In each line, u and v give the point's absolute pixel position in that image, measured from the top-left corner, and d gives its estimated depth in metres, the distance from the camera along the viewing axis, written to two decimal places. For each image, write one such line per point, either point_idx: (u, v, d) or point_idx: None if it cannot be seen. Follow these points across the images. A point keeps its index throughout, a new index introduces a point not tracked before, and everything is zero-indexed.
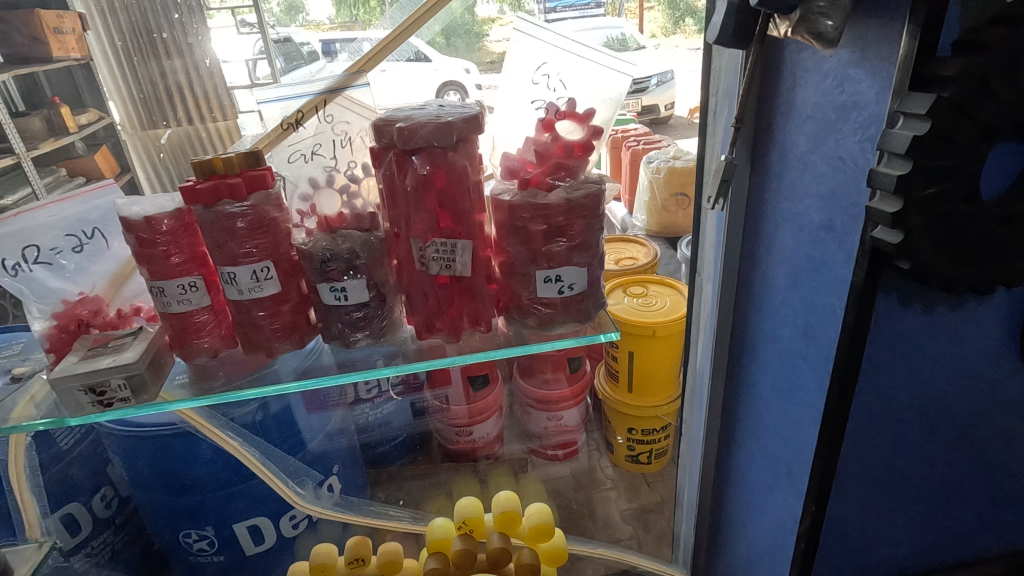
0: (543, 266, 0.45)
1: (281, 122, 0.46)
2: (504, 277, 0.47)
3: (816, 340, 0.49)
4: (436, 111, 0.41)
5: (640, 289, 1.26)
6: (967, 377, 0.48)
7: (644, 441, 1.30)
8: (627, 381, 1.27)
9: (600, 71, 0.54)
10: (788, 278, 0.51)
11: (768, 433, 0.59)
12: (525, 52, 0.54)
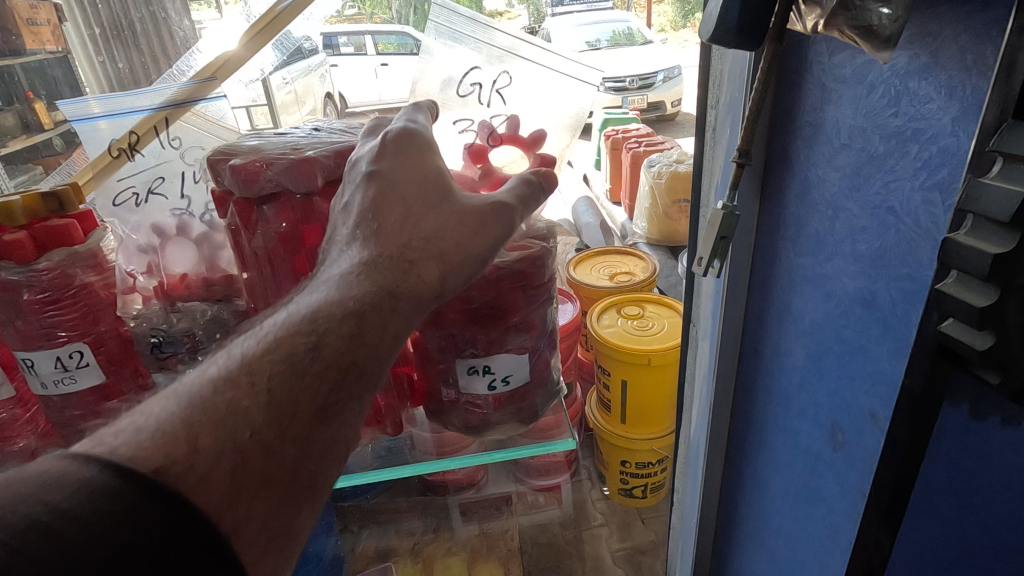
0: (468, 355, 0.40)
1: (111, 152, 0.41)
2: (421, 363, 0.43)
3: (846, 447, 0.36)
4: (293, 144, 0.37)
5: (636, 310, 1.12)
6: None
7: (639, 474, 1.13)
8: (620, 411, 1.09)
9: (551, 82, 0.44)
10: (809, 356, 0.38)
11: (778, 539, 0.46)
12: (453, 57, 0.44)
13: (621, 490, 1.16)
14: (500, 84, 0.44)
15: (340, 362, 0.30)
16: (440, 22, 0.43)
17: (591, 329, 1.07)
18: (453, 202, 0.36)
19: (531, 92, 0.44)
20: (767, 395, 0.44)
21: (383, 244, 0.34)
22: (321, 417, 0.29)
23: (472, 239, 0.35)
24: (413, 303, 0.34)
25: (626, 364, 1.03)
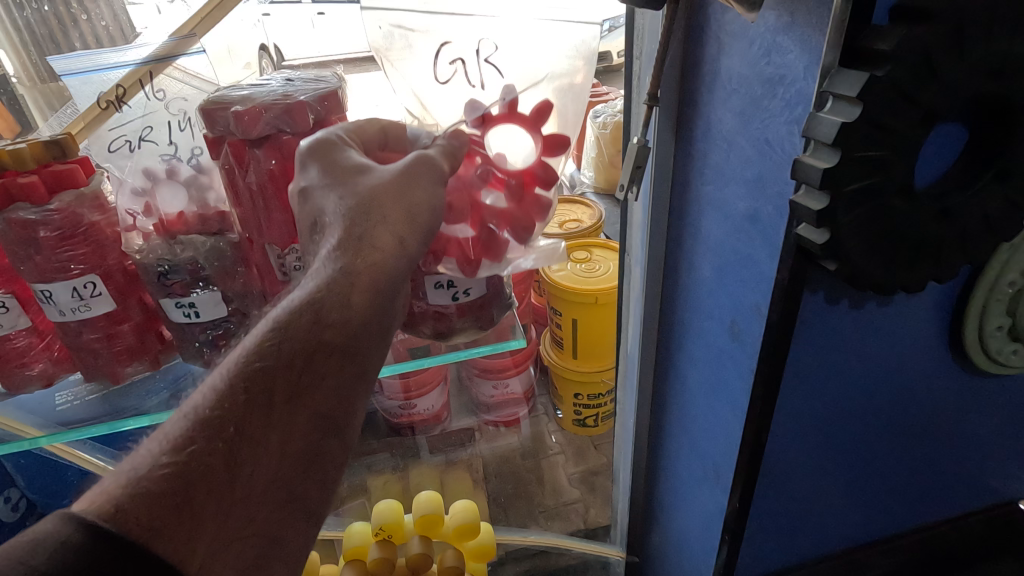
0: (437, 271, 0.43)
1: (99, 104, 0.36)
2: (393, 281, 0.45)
3: (741, 339, 0.45)
4: (281, 89, 0.34)
5: (584, 254, 1.19)
6: (890, 367, 0.46)
7: (590, 405, 1.20)
8: (571, 347, 1.17)
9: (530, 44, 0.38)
10: (715, 268, 0.46)
11: (694, 425, 0.56)
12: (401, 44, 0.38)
13: (574, 420, 1.23)
14: (483, 54, 0.38)
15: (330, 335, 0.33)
16: (380, 17, 0.37)
17: (543, 273, 1.14)
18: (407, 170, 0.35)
19: (521, 56, 0.38)
20: (685, 305, 0.53)
21: (364, 213, 0.35)
22: (287, 418, 0.32)
23: (427, 202, 0.36)
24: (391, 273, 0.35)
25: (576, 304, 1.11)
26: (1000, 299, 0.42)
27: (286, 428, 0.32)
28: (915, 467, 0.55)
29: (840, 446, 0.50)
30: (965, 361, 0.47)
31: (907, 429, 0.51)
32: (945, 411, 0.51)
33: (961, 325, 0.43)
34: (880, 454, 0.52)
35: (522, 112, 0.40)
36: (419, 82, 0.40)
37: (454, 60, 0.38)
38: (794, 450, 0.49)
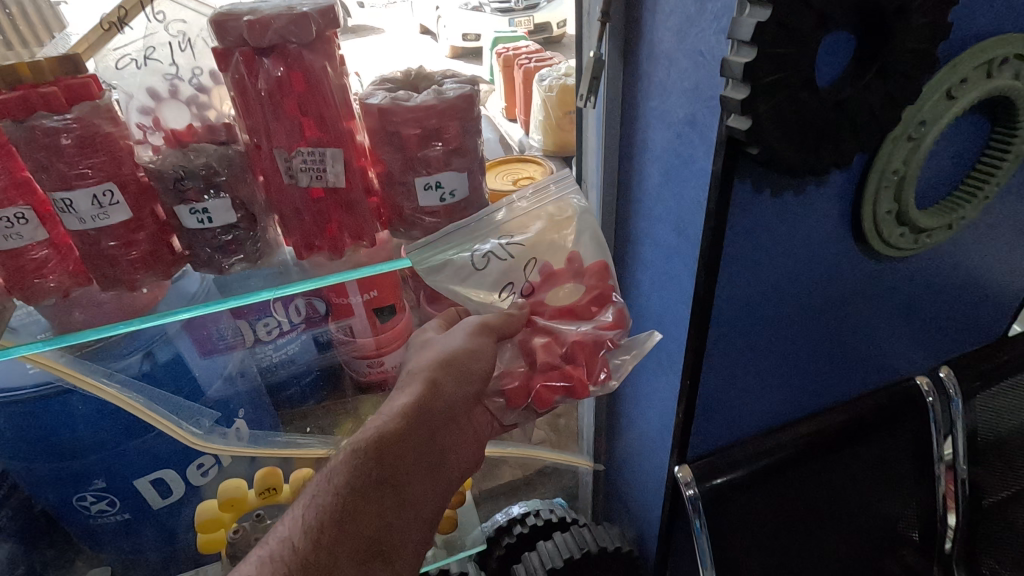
0: (422, 172, 0.44)
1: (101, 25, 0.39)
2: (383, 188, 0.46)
3: (685, 233, 0.53)
4: (286, 4, 0.38)
5: None
6: (806, 252, 0.55)
7: None
8: None
9: (537, 224, 0.49)
10: (662, 175, 0.54)
11: (650, 324, 0.64)
12: (455, 275, 0.47)
13: None
14: (505, 237, 0.47)
15: (397, 463, 0.45)
16: (423, 255, 0.45)
17: None
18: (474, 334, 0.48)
19: (528, 227, 0.48)
20: (638, 216, 0.60)
21: (413, 375, 0.47)
22: (350, 537, 0.42)
23: (475, 362, 0.47)
24: (441, 413, 0.47)
25: None
26: (887, 185, 0.51)
27: (341, 549, 0.42)
28: (831, 346, 0.66)
29: (770, 325, 0.59)
30: (865, 246, 0.57)
31: (823, 310, 0.61)
32: (852, 294, 0.61)
33: (860, 210, 0.52)
34: (802, 333, 0.62)
35: (554, 269, 0.50)
36: (473, 282, 0.48)
37: (487, 252, 0.47)
38: (734, 330, 0.58)
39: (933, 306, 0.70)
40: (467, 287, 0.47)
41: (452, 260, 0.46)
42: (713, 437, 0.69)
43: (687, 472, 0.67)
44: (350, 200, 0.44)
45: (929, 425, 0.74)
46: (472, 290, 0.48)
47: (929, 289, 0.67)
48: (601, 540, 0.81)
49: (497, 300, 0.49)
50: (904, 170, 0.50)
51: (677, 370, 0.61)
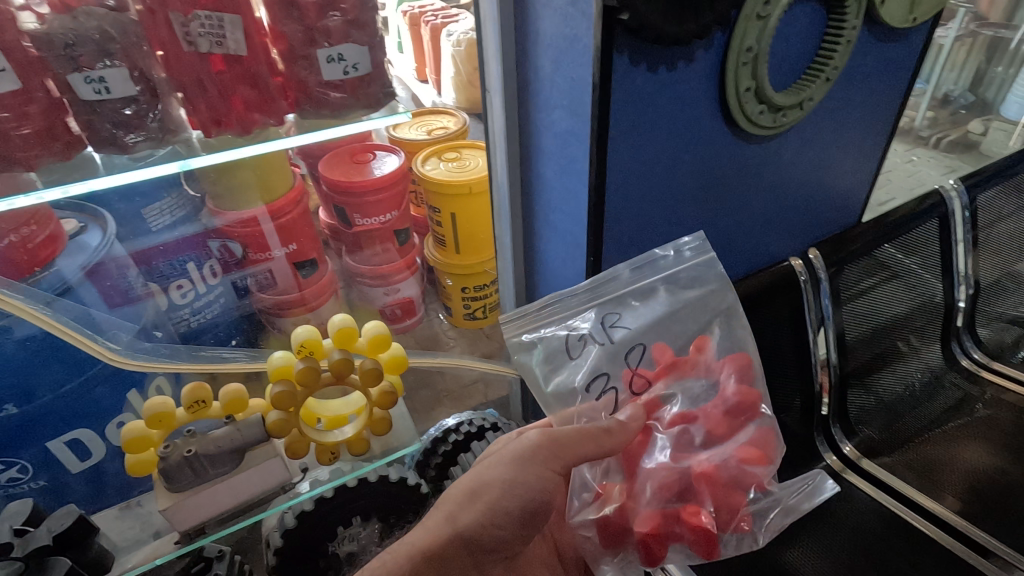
0: (323, 44, 0.46)
1: None
2: (288, 65, 0.48)
3: (577, 113, 0.58)
4: None
5: (453, 154, 1.27)
6: (685, 131, 0.62)
7: (477, 296, 1.37)
8: (454, 245, 1.29)
9: (639, 319, 0.64)
10: (553, 61, 0.59)
11: (556, 214, 0.70)
12: (556, 356, 0.63)
13: (465, 314, 1.39)
14: (610, 320, 0.63)
15: (454, 564, 0.57)
16: (522, 327, 0.63)
17: (418, 172, 1.22)
18: (576, 430, 0.59)
19: (633, 318, 0.64)
20: (537, 109, 0.65)
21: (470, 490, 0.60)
22: None
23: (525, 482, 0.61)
24: (463, 558, 0.58)
25: (452, 198, 1.21)
26: (744, 63, 0.59)
27: None
28: (716, 229, 0.74)
29: (660, 204, 0.66)
30: (734, 127, 0.65)
31: (705, 192, 0.69)
32: (729, 176, 0.70)
33: (725, 89, 0.60)
34: (690, 214, 0.70)
35: (661, 375, 0.63)
36: (574, 366, 0.63)
37: (585, 337, 0.63)
38: (629, 207, 0.64)
39: (800, 196, 0.81)
40: (569, 367, 0.63)
41: (552, 338, 0.63)
42: None
43: None
44: (253, 72, 0.46)
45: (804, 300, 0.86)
46: (567, 372, 0.62)
47: (793, 175, 0.77)
48: None
49: (589, 394, 0.62)
50: (756, 48, 0.58)
51: (582, 250, 0.67)
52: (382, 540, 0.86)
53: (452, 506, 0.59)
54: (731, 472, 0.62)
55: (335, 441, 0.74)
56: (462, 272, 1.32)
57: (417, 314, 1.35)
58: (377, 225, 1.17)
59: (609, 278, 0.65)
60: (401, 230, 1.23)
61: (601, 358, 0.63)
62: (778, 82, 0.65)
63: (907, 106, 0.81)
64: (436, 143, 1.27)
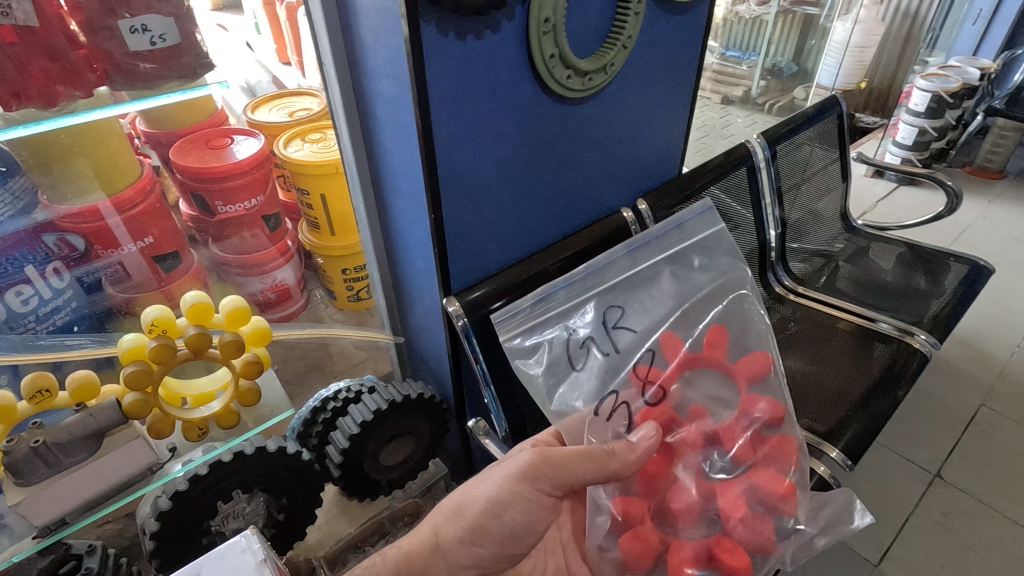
0: (125, 16, 0.57)
1: None
2: (90, 37, 0.57)
3: (397, 79, 0.64)
4: None
5: (319, 135, 1.19)
6: (503, 95, 0.69)
7: (359, 278, 1.34)
8: (328, 227, 1.25)
9: (639, 325, 0.82)
10: (373, 32, 0.64)
11: (400, 179, 0.75)
12: (563, 364, 0.78)
13: (349, 296, 1.36)
14: (610, 320, 0.81)
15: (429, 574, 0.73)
16: (523, 328, 0.78)
17: (280, 154, 1.14)
18: (576, 451, 0.72)
19: (631, 326, 0.82)
20: (367, 79, 0.70)
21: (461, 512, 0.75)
22: None
23: (513, 502, 0.74)
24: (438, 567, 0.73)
25: (320, 178, 1.15)
26: (545, 32, 0.67)
27: None
28: (549, 184, 0.83)
29: (490, 163, 0.73)
30: (549, 91, 0.73)
31: (532, 151, 0.77)
32: (552, 135, 0.78)
33: (532, 56, 0.68)
34: (521, 170, 0.78)
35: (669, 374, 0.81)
36: (581, 372, 0.78)
37: (588, 341, 0.79)
38: (462, 167, 0.71)
39: (622, 154, 0.92)
40: (572, 377, 0.77)
41: (554, 340, 0.79)
42: (472, 273, 0.83)
43: (457, 306, 0.79)
44: (51, 44, 0.55)
45: None
46: (577, 372, 0.78)
47: (613, 135, 0.88)
48: (403, 391, 0.93)
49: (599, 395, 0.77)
50: (554, 19, 0.67)
51: (424, 208, 0.73)
52: (269, 512, 0.87)
53: (437, 522, 0.75)
54: (758, 496, 0.77)
55: (202, 417, 0.75)
56: (340, 254, 1.28)
57: (302, 299, 1.34)
58: (242, 211, 1.15)
59: (609, 276, 0.84)
60: (270, 216, 1.21)
61: (601, 356, 0.79)
62: (582, 50, 0.74)
63: (702, 69, 0.95)
64: (302, 124, 1.19)
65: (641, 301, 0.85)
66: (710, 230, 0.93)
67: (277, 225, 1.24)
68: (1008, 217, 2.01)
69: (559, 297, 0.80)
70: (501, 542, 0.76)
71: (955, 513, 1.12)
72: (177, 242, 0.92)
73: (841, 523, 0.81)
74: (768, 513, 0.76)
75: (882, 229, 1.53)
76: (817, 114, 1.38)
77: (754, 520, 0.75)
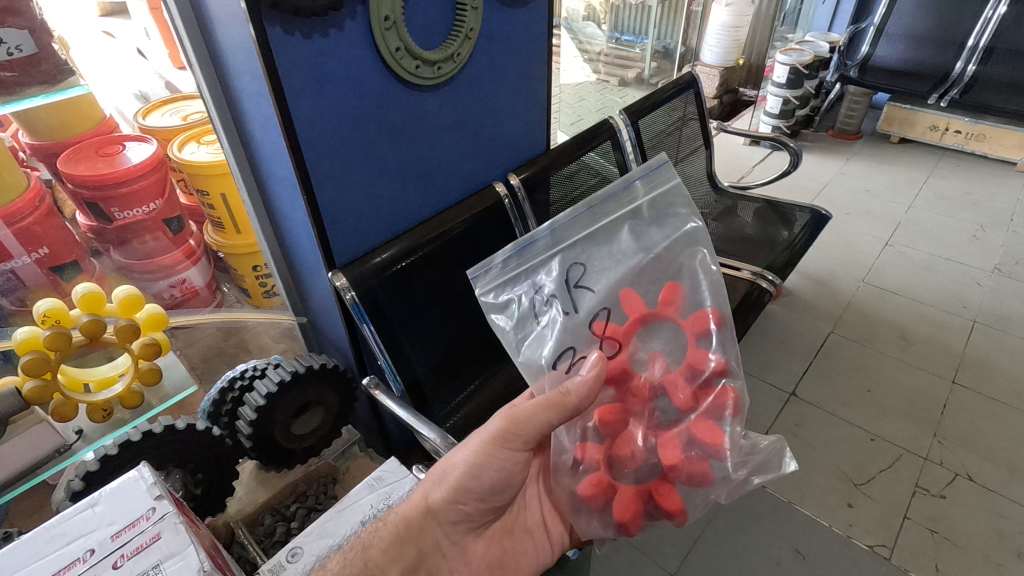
0: None
1: None
2: None
3: (254, 76, 0.72)
4: None
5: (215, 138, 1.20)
6: (356, 84, 0.78)
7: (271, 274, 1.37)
8: (233, 225, 1.25)
9: (602, 282, 0.83)
10: (228, 35, 0.71)
11: (273, 166, 0.82)
12: (528, 321, 0.82)
13: (263, 292, 1.39)
14: (572, 278, 0.82)
15: (424, 535, 0.78)
16: (492, 286, 0.82)
17: (173, 158, 1.14)
18: (534, 404, 0.76)
19: (591, 283, 0.83)
20: (232, 77, 0.77)
21: (438, 479, 0.79)
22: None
23: (489, 467, 0.78)
24: (432, 529, 0.79)
25: (218, 178, 1.16)
26: (386, 29, 0.77)
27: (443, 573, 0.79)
28: (417, 163, 0.94)
29: (353, 145, 0.82)
30: (401, 78, 0.83)
31: (394, 133, 0.87)
32: (411, 118, 0.89)
33: (379, 48, 0.78)
34: (385, 152, 0.88)
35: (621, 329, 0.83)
36: (541, 331, 0.81)
37: (550, 299, 0.81)
38: (326, 151, 0.80)
39: (486, 132, 1.04)
40: (536, 333, 0.81)
41: (519, 298, 0.82)
42: (353, 248, 0.92)
43: (344, 280, 0.87)
44: None
45: (507, 215, 1.11)
46: (538, 329, 0.81)
47: (473, 116, 0.99)
48: (307, 362, 1.01)
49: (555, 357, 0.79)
50: (393, 16, 0.77)
51: (298, 190, 0.81)
52: (185, 486, 0.92)
53: (426, 488, 0.79)
54: (694, 444, 0.81)
55: (106, 399, 0.81)
56: (249, 253, 1.29)
57: (212, 300, 1.36)
58: (141, 216, 1.15)
59: (571, 235, 0.84)
60: (172, 219, 1.22)
61: (560, 315, 0.81)
62: (428, 44, 0.85)
63: (551, 55, 1.08)
64: (192, 128, 1.20)
65: (601, 258, 0.84)
66: (665, 185, 0.88)
67: (180, 229, 1.24)
68: (861, 172, 2.29)
69: (524, 254, 0.83)
70: (482, 498, 0.80)
71: (805, 422, 1.32)
72: (74, 250, 0.98)
73: (772, 468, 0.85)
74: (703, 458, 0.80)
75: (744, 188, 1.73)
76: (677, 91, 1.55)
77: (688, 466, 0.80)
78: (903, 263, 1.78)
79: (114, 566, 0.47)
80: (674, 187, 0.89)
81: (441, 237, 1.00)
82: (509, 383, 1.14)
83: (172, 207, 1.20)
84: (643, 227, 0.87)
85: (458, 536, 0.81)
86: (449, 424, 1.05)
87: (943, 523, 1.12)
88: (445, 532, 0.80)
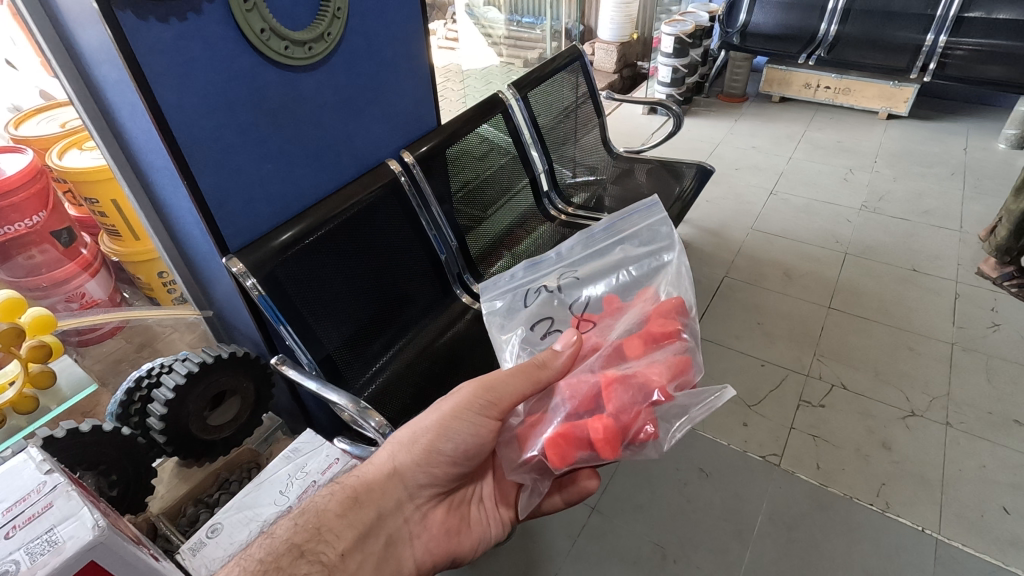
0: None
1: None
2: None
3: (113, 64, 0.72)
4: None
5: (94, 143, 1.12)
6: (224, 66, 0.80)
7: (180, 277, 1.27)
8: (131, 231, 1.16)
9: (594, 283, 0.86)
10: (81, 23, 0.71)
11: (150, 155, 0.82)
12: (517, 305, 0.86)
13: (174, 297, 1.30)
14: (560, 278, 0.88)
15: (385, 498, 0.72)
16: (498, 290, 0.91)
17: (53, 165, 1.05)
18: (510, 371, 0.72)
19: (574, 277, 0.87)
20: (92, 65, 0.76)
21: (404, 443, 0.74)
22: (406, 549, 0.73)
23: (461, 429, 0.72)
24: (396, 491, 0.73)
25: (107, 182, 1.07)
26: (248, 10, 0.79)
27: (404, 546, 0.73)
28: (302, 145, 0.96)
29: (229, 130, 0.84)
30: (270, 59, 0.85)
31: (272, 115, 0.89)
32: (289, 100, 0.91)
33: (242, 28, 0.79)
34: (265, 134, 0.89)
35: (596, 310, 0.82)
36: (524, 311, 0.85)
37: (538, 289, 0.87)
38: (202, 136, 0.80)
39: (370, 110, 1.08)
40: (521, 313, 0.85)
41: (515, 296, 0.88)
42: (244, 231, 0.93)
43: (241, 266, 0.88)
44: None
45: (402, 190, 1.14)
46: (522, 308, 0.85)
47: (356, 95, 1.03)
48: (215, 353, 1.01)
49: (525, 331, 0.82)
50: None
51: (177, 177, 0.81)
52: (100, 489, 0.89)
53: (393, 450, 0.74)
54: (632, 379, 0.69)
55: None
56: (151, 258, 1.20)
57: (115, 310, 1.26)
58: (23, 230, 1.03)
59: (568, 257, 0.92)
60: (61, 231, 1.11)
61: (537, 301, 0.85)
62: (296, 24, 0.87)
63: (429, 32, 1.13)
64: (72, 134, 1.12)
65: (588, 267, 0.89)
66: (653, 219, 0.90)
67: (72, 239, 1.14)
68: (748, 130, 2.47)
69: (531, 270, 0.92)
70: (453, 462, 0.75)
71: (706, 357, 1.44)
72: None
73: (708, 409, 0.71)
74: (638, 391, 0.69)
75: (640, 151, 1.85)
76: (567, 63, 1.64)
77: (621, 395, 0.68)
78: (785, 209, 1.96)
79: (6, 536, 0.48)
80: (661, 219, 0.90)
81: (339, 213, 1.02)
82: (423, 351, 1.19)
83: (57, 216, 1.09)
84: (634, 244, 0.89)
85: (422, 502, 0.76)
86: (366, 396, 1.08)
87: (823, 428, 1.27)
88: (410, 495, 0.75)
